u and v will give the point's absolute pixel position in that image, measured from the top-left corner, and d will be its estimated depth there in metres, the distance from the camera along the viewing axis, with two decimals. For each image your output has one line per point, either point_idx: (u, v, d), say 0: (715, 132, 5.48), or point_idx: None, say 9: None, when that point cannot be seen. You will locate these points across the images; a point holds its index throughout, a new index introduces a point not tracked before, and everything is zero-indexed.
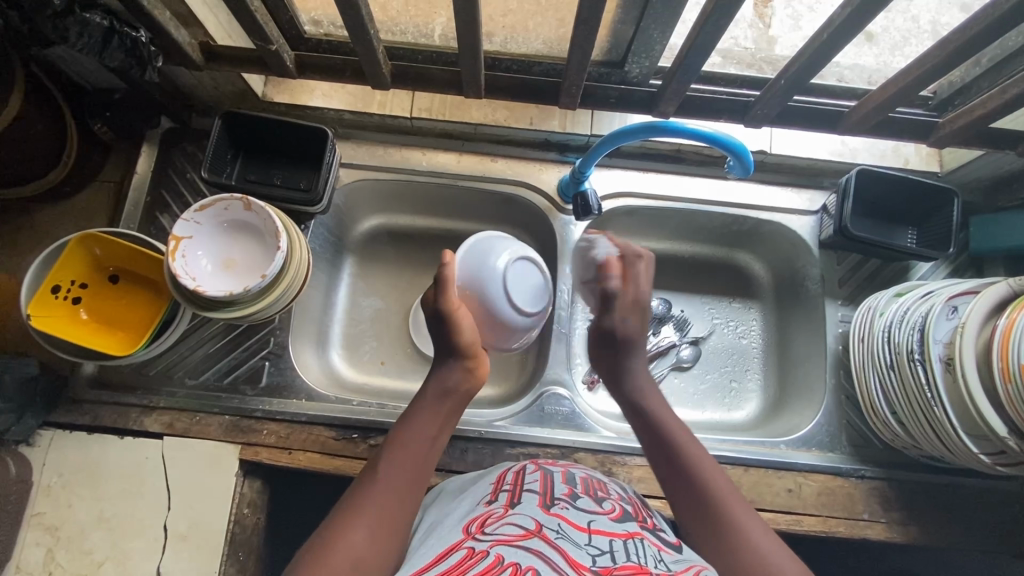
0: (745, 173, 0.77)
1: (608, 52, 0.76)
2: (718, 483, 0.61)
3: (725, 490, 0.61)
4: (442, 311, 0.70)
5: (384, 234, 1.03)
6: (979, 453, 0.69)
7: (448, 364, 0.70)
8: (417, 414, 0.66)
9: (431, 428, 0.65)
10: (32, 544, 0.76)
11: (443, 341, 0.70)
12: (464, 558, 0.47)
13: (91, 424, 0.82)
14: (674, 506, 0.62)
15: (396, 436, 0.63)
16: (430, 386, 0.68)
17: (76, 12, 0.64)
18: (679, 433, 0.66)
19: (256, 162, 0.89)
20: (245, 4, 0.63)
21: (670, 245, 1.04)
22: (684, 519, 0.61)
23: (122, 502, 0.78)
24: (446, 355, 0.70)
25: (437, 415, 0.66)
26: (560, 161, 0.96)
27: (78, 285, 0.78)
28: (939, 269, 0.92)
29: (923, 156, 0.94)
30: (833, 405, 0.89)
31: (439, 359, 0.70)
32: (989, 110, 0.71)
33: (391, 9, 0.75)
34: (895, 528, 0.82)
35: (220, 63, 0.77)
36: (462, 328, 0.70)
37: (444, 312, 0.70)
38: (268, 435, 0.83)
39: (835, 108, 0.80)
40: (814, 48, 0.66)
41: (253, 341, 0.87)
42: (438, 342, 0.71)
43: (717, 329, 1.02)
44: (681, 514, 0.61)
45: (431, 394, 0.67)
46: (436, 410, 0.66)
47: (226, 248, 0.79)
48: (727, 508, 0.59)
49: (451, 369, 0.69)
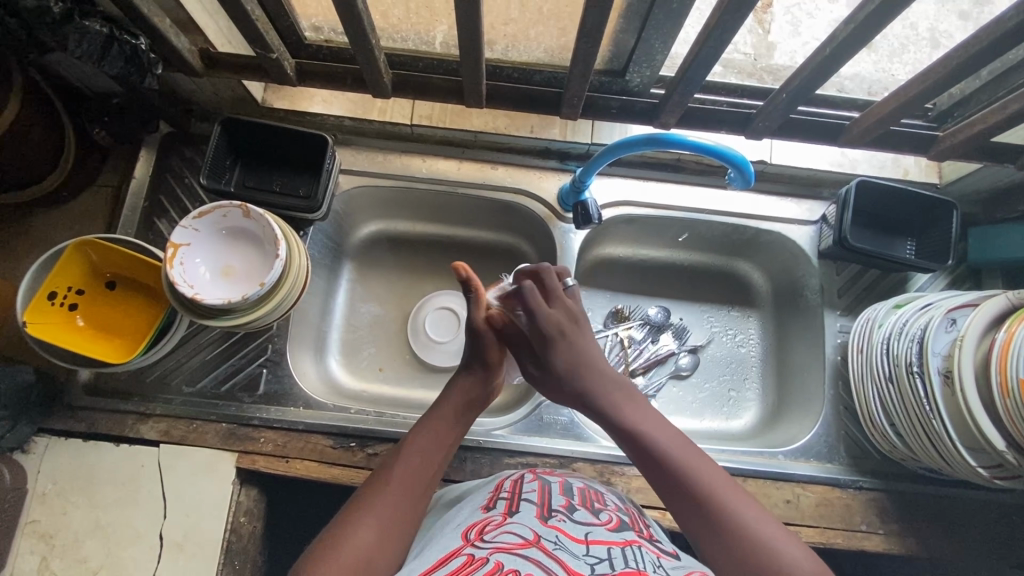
0: (745, 185, 0.77)
1: (610, 61, 0.75)
2: (729, 491, 0.58)
3: (741, 503, 0.57)
4: (476, 324, 0.70)
5: (384, 240, 1.03)
6: (978, 466, 0.69)
7: (471, 373, 0.70)
8: (427, 422, 0.65)
9: (449, 434, 0.65)
10: (27, 552, 0.76)
11: (470, 350, 0.71)
12: (464, 565, 0.47)
13: (88, 430, 0.81)
14: (675, 510, 0.59)
15: (412, 436, 0.63)
16: (453, 393, 0.68)
17: (75, 20, 0.64)
18: (670, 441, 0.63)
19: (254, 168, 0.88)
20: (245, 11, 0.63)
21: (669, 254, 1.04)
22: (680, 521, 0.59)
23: (118, 510, 0.78)
24: (477, 365, 0.70)
25: (454, 421, 0.66)
26: (560, 169, 0.95)
27: (75, 292, 0.77)
28: (937, 280, 0.92)
29: (923, 168, 0.94)
30: (831, 416, 0.89)
31: (468, 369, 0.70)
32: (991, 124, 0.71)
33: (392, 17, 0.74)
34: (892, 539, 0.82)
35: (219, 70, 0.76)
36: (488, 343, 0.70)
37: (479, 326, 0.70)
38: (265, 443, 0.82)
39: (836, 120, 0.80)
40: (816, 61, 0.66)
41: (252, 348, 0.87)
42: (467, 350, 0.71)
43: (716, 338, 1.02)
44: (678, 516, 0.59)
45: (451, 401, 0.67)
46: (449, 418, 0.66)
47: (224, 256, 0.79)
48: (745, 521, 0.56)
49: (474, 378, 0.70)
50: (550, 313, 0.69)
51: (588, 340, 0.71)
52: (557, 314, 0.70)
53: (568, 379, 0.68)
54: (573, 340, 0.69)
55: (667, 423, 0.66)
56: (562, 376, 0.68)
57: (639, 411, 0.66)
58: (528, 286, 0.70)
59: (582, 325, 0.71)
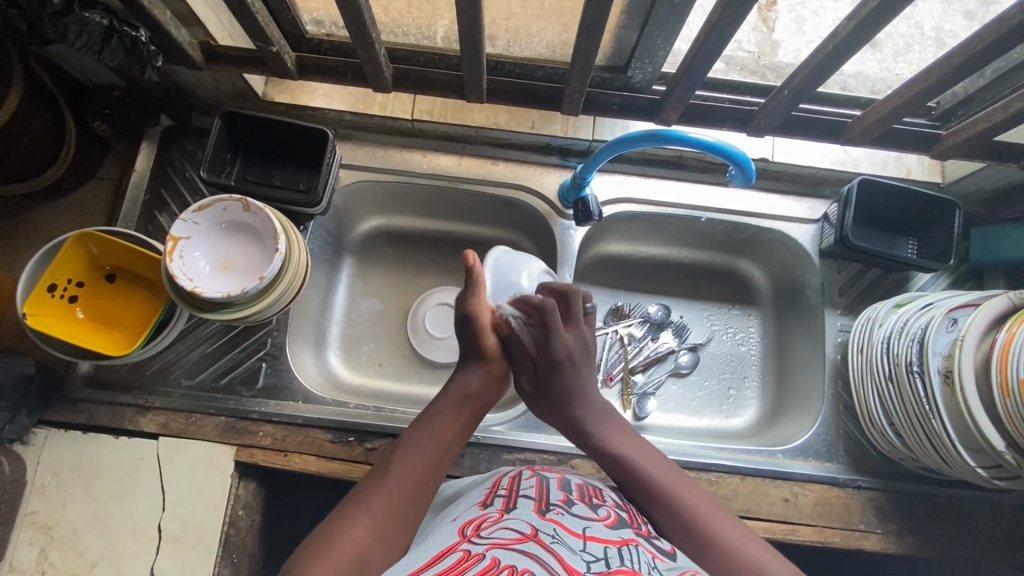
0: (747, 182, 0.76)
1: (612, 57, 0.75)
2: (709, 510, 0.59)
3: (721, 519, 0.58)
4: (468, 312, 0.68)
5: (383, 235, 1.03)
6: (977, 466, 0.69)
7: (473, 368, 0.68)
8: (434, 416, 0.64)
9: (450, 430, 0.63)
10: (26, 543, 0.76)
11: (467, 346, 0.69)
12: (460, 561, 0.47)
13: (88, 422, 0.82)
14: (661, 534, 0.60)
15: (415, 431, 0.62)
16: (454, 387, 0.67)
17: (76, 11, 0.64)
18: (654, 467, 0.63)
19: (255, 162, 0.88)
20: (246, 4, 0.63)
21: (669, 251, 1.04)
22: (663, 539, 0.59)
23: (117, 502, 0.78)
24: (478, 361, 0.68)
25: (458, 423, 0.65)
26: (561, 166, 0.95)
27: (75, 283, 0.78)
28: (938, 280, 0.92)
29: (926, 167, 0.94)
30: (830, 416, 0.89)
31: (471, 364, 0.68)
32: (993, 124, 0.70)
33: (394, 11, 0.74)
34: (890, 539, 0.82)
35: (220, 63, 0.76)
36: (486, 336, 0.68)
37: (470, 315, 0.68)
38: (264, 437, 0.83)
39: (838, 118, 0.80)
40: (819, 59, 0.66)
41: (251, 342, 0.87)
42: (465, 346, 0.69)
43: (715, 336, 1.02)
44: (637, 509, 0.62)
45: (454, 394, 0.66)
46: (455, 416, 0.65)
47: (224, 250, 0.79)
48: (727, 537, 0.56)
49: (475, 374, 0.68)
50: (562, 340, 0.70)
51: (590, 374, 0.72)
52: (568, 344, 0.70)
53: (562, 404, 0.69)
54: (578, 371, 0.70)
55: (649, 446, 0.67)
56: (559, 401, 0.69)
57: (624, 434, 0.67)
58: (548, 308, 0.69)
59: (588, 358, 0.73)
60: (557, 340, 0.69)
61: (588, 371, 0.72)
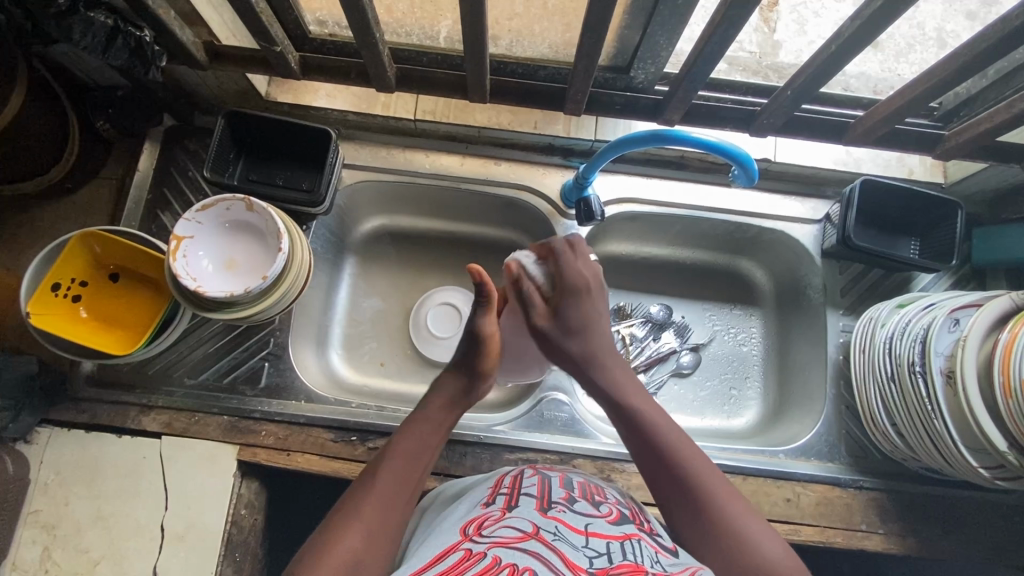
0: (749, 182, 0.76)
1: (614, 57, 0.76)
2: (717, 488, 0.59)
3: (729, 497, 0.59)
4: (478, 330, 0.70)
5: (386, 235, 1.03)
6: (979, 466, 0.69)
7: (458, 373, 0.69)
8: (420, 419, 0.65)
9: (434, 435, 0.64)
10: (29, 541, 0.76)
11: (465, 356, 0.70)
12: (462, 560, 0.47)
13: (91, 422, 0.82)
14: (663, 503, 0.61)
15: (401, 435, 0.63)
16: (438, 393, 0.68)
17: (80, 11, 0.64)
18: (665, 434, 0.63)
19: (258, 162, 0.88)
20: (251, 4, 0.63)
21: (671, 252, 1.04)
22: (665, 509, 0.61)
23: (120, 501, 0.78)
24: (465, 372, 0.69)
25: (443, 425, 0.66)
26: (564, 166, 0.95)
27: (78, 283, 0.78)
28: (940, 280, 0.92)
29: (928, 167, 0.94)
30: (832, 416, 0.89)
31: (456, 371, 0.69)
32: (995, 124, 0.71)
33: (397, 11, 0.74)
34: (892, 539, 0.82)
35: (224, 64, 0.76)
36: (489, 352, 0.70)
37: (480, 332, 0.69)
38: (267, 436, 0.83)
39: (841, 118, 0.80)
40: (822, 59, 0.66)
41: (254, 341, 0.87)
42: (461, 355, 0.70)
43: (717, 336, 1.02)
44: (648, 481, 0.62)
45: (437, 399, 0.67)
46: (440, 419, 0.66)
47: (227, 249, 0.79)
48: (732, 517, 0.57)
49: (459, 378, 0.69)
50: (578, 268, 0.71)
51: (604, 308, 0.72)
52: (584, 273, 0.71)
53: (578, 335, 0.69)
54: (593, 300, 0.71)
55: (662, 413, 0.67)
56: (575, 331, 0.69)
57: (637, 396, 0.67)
58: (558, 245, 0.73)
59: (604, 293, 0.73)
60: (570, 268, 0.71)
61: (602, 306, 0.72)
